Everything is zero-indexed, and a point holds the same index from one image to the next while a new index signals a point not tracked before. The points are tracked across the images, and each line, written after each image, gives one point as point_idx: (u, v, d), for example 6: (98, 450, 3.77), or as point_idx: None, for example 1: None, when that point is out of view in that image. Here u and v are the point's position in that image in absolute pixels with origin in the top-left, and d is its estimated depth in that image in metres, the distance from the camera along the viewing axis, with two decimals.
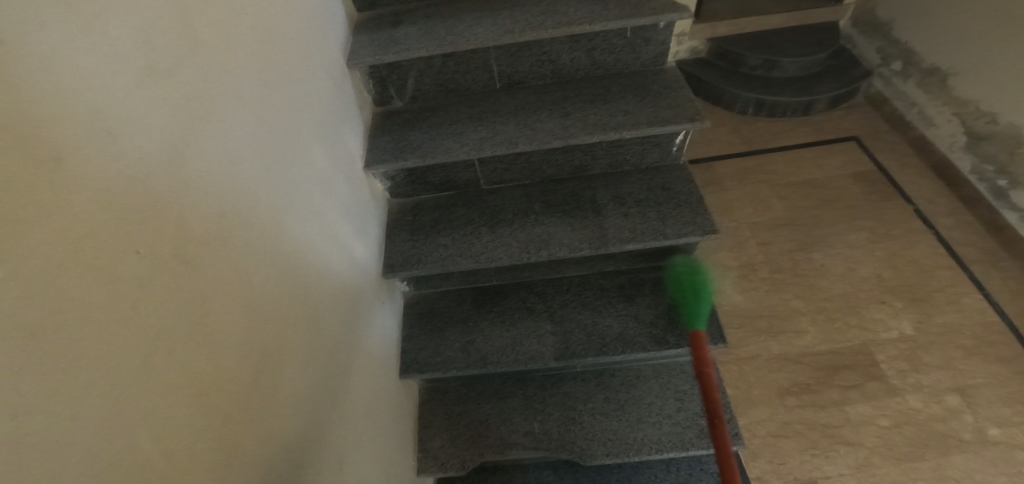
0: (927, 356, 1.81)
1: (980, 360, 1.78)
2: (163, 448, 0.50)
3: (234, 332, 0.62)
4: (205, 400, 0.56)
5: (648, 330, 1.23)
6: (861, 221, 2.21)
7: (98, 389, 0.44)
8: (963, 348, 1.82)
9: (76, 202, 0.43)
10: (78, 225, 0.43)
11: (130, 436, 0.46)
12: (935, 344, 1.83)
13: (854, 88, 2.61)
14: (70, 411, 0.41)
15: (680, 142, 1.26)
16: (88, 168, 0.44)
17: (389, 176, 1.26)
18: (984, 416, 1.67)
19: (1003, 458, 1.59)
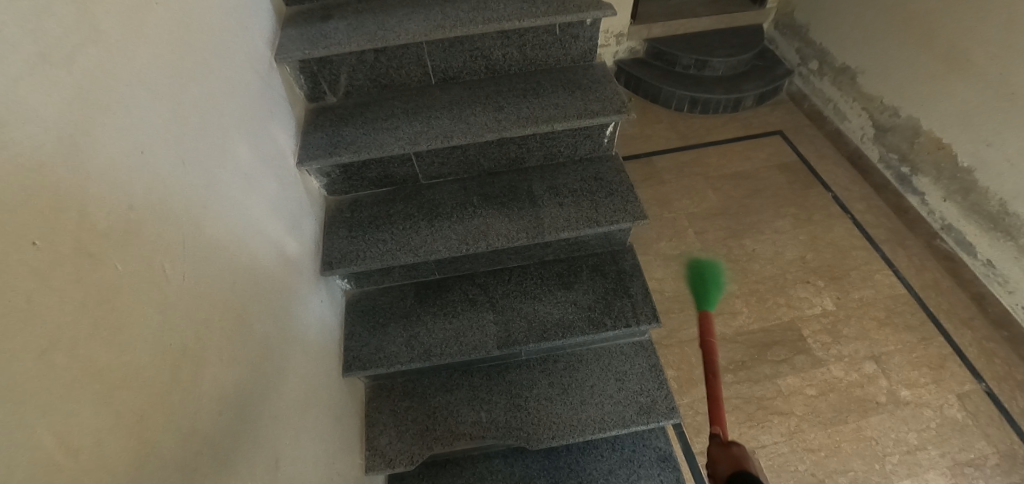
0: (846, 328, 1.97)
1: (892, 330, 1.96)
2: (68, 445, 0.49)
3: (150, 327, 0.61)
4: (115, 396, 0.55)
5: (586, 315, 1.28)
6: (786, 208, 2.37)
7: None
8: (877, 320, 1.99)
9: None
10: None
11: (29, 432, 0.45)
12: (853, 318, 2.00)
13: (776, 86, 2.80)
14: None
15: (610, 133, 1.31)
16: None
17: (325, 172, 1.24)
18: (896, 380, 1.83)
19: (913, 416, 1.75)
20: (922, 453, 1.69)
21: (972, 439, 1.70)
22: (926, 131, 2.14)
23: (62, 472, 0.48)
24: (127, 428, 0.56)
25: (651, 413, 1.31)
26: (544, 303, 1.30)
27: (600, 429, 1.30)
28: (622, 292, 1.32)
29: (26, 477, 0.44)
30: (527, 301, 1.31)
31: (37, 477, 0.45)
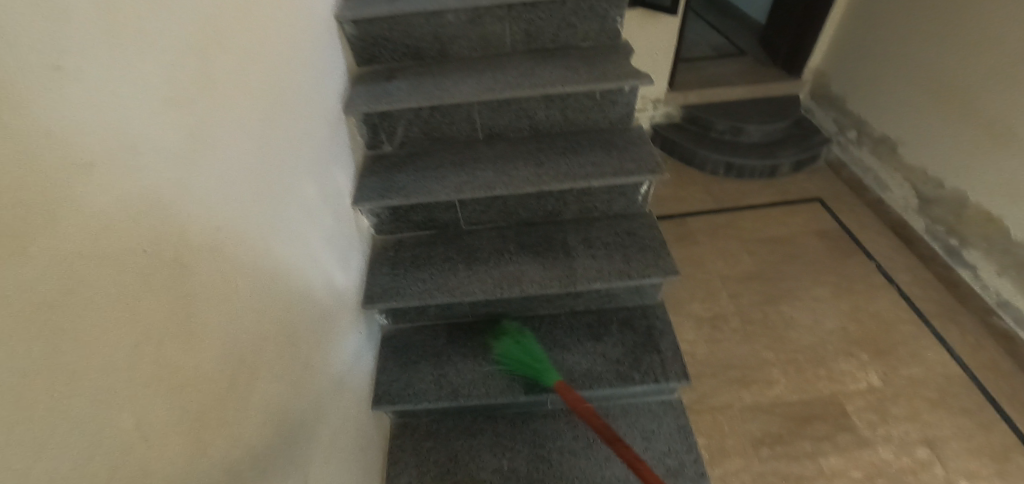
0: (894, 407, 1.88)
1: (946, 412, 1.85)
2: (142, 430, 0.56)
3: (219, 337, 0.69)
4: (184, 393, 0.62)
5: (614, 367, 1.29)
6: (825, 276, 2.33)
7: (95, 367, 0.50)
8: (929, 400, 1.88)
9: (103, 202, 0.52)
10: (103, 220, 0.51)
11: (114, 413, 0.52)
12: (901, 396, 1.90)
13: (814, 153, 2.82)
14: (67, 379, 0.47)
15: (645, 192, 1.38)
16: (115, 176, 0.53)
17: (375, 213, 1.35)
18: (954, 468, 1.72)
19: None
20: None
21: None
22: (973, 203, 2.10)
23: (133, 452, 0.54)
24: (190, 424, 0.63)
25: (678, 476, 1.28)
26: (573, 353, 1.32)
27: None
28: (651, 347, 1.33)
29: (105, 451, 0.51)
30: (557, 350, 1.33)
31: (114, 453, 0.52)
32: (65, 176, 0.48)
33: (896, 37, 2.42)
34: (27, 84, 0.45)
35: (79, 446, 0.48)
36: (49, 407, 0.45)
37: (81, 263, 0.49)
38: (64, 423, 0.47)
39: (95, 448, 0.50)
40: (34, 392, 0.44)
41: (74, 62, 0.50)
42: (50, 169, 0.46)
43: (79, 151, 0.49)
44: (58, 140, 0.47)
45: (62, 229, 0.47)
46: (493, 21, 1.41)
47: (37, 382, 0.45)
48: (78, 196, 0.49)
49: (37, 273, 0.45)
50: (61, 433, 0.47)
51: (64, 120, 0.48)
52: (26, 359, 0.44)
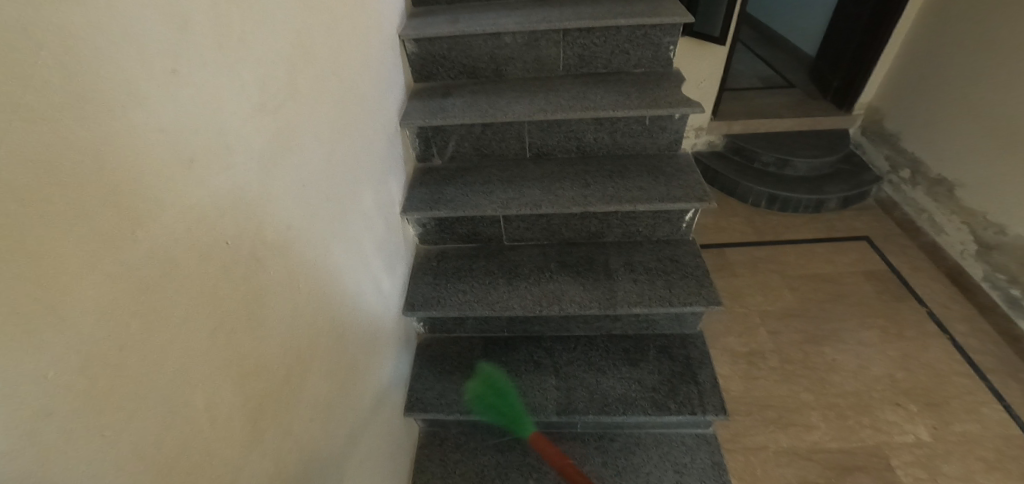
0: (945, 464, 1.77)
1: (1003, 475, 1.73)
2: (210, 410, 0.59)
3: (279, 329, 0.73)
4: (248, 378, 0.66)
5: (650, 394, 1.27)
6: (872, 319, 2.24)
7: (177, 347, 0.54)
8: (984, 461, 1.77)
9: (197, 194, 0.57)
10: (195, 211, 0.56)
11: (187, 394, 0.56)
12: (953, 454, 1.79)
13: (863, 191, 2.73)
14: (155, 353, 0.52)
15: (690, 219, 1.36)
16: (210, 172, 0.59)
17: (421, 223, 1.39)
18: None
19: None
20: None
21: None
22: None
23: (202, 428, 0.58)
24: (249, 408, 0.66)
25: None
26: (608, 376, 1.30)
27: None
28: (689, 378, 1.30)
29: (180, 424, 0.55)
30: (591, 372, 1.32)
31: (187, 426, 0.56)
32: (172, 169, 0.53)
33: (956, 78, 2.36)
34: (148, 87, 0.50)
35: (157, 418, 0.52)
36: (139, 376, 0.50)
37: (172, 250, 0.53)
38: (148, 396, 0.51)
39: (170, 420, 0.54)
40: (126, 366, 0.48)
41: (189, 68, 0.56)
42: (160, 162, 0.52)
43: (184, 148, 0.55)
44: (169, 136, 0.53)
45: (161, 218, 0.52)
46: (549, 44, 1.45)
47: (131, 354, 0.49)
48: (179, 187, 0.54)
49: (137, 257, 0.49)
50: (145, 404, 0.51)
51: (176, 119, 0.54)
52: (124, 332, 0.48)
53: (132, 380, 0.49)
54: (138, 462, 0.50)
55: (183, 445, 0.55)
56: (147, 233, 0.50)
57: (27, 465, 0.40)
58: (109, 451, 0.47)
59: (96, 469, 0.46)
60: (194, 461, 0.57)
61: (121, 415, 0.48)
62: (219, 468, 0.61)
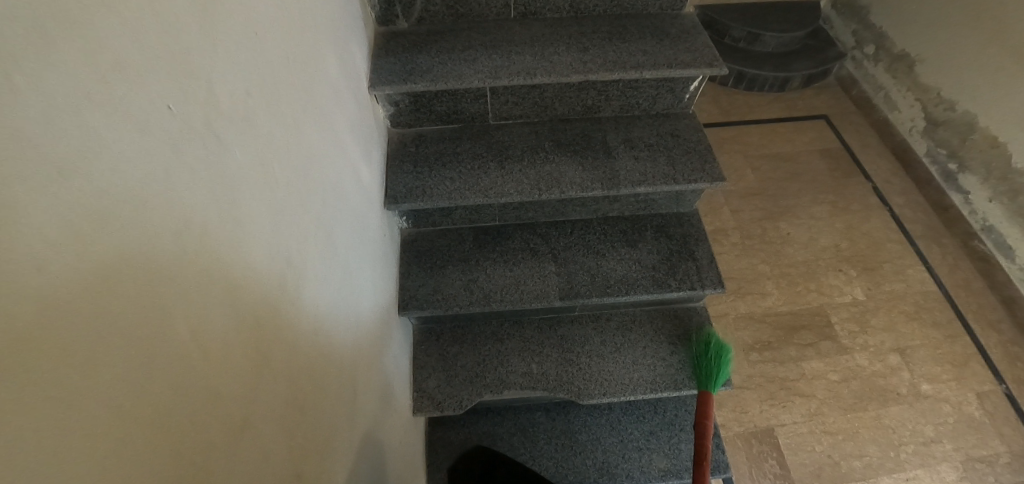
0: (874, 318, 2.03)
1: (918, 325, 2.00)
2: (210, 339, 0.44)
3: (261, 228, 0.55)
4: (247, 291, 0.51)
5: (650, 273, 1.23)
6: (823, 195, 2.37)
7: (138, 271, 0.36)
8: (905, 313, 2.04)
9: (104, 26, 0.35)
10: (109, 54, 0.36)
11: (158, 342, 0.38)
12: (881, 309, 2.05)
13: (826, 68, 2.70)
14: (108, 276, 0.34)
15: (694, 89, 1.23)
16: None
17: (393, 101, 1.17)
18: (918, 373, 1.91)
19: (932, 410, 1.84)
20: (937, 445, 1.78)
21: (986, 437, 1.78)
22: (982, 128, 2.06)
23: (196, 368, 0.42)
24: (257, 328, 0.52)
25: None
26: (608, 258, 1.25)
27: (652, 390, 1.27)
28: (687, 255, 1.27)
29: (169, 371, 0.39)
30: (591, 256, 1.25)
31: (181, 370, 0.40)
32: None
33: None
34: None
35: (135, 368, 0.35)
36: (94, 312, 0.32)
37: (87, 115, 0.33)
38: (116, 338, 0.34)
39: (154, 366, 0.37)
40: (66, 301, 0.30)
41: None
42: None
43: None
44: None
45: (56, 57, 0.31)
46: None
47: (72, 280, 0.31)
48: (73, 10, 0.33)
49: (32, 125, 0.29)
50: (115, 350, 0.34)
51: None
52: (48, 247, 0.29)
53: (75, 332, 0.31)
54: (115, 447, 0.33)
55: (171, 410, 0.39)
56: (1, 90, 0.27)
57: None
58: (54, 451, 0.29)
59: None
60: (196, 414, 0.41)
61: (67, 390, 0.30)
62: (236, 408, 0.47)
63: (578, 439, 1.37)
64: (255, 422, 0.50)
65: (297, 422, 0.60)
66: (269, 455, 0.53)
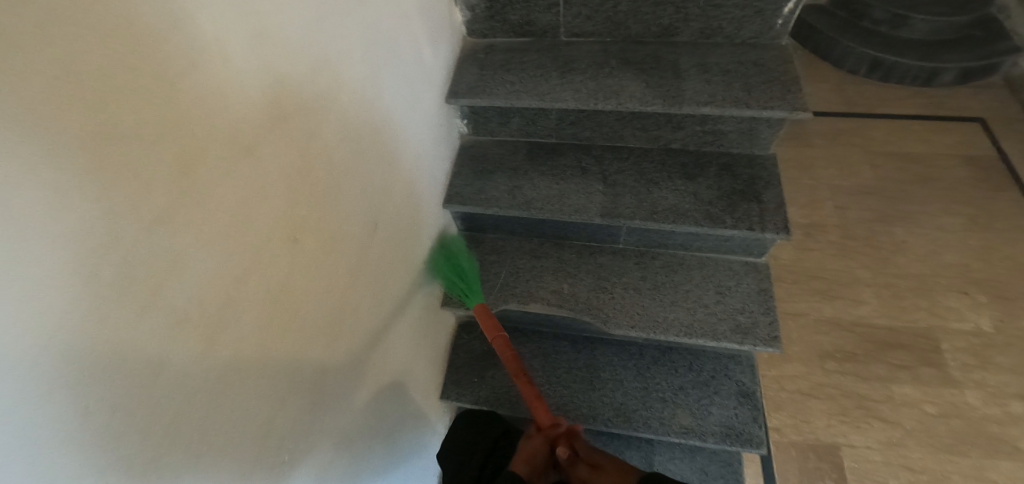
0: (999, 355, 1.75)
1: None
2: (224, 58, 0.52)
3: (293, 12, 0.62)
4: (267, 50, 0.59)
5: (704, 207, 1.16)
6: (959, 206, 2.04)
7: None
8: None
9: None
10: None
11: (160, 21, 0.45)
12: (1011, 346, 1.76)
13: (993, 63, 2.25)
14: None
15: (788, 14, 1.13)
16: None
17: (470, 5, 1.21)
18: None
19: None
20: None
21: None
22: None
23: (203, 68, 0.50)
24: (270, 88, 0.60)
25: (747, 335, 1.16)
26: (660, 187, 1.19)
27: (685, 334, 1.18)
28: (751, 196, 1.17)
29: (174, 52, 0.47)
30: (642, 182, 1.21)
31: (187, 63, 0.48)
32: None
33: None
34: None
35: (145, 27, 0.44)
36: None
37: None
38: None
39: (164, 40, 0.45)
40: None
41: None
42: None
43: None
44: None
45: None
46: None
47: None
48: None
49: None
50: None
51: None
52: None
53: None
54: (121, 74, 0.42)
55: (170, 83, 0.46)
56: None
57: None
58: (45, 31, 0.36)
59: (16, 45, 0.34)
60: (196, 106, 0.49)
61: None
62: (236, 133, 0.55)
63: (601, 376, 1.31)
64: (254, 159, 0.58)
65: (298, 198, 0.67)
66: (264, 200, 0.60)
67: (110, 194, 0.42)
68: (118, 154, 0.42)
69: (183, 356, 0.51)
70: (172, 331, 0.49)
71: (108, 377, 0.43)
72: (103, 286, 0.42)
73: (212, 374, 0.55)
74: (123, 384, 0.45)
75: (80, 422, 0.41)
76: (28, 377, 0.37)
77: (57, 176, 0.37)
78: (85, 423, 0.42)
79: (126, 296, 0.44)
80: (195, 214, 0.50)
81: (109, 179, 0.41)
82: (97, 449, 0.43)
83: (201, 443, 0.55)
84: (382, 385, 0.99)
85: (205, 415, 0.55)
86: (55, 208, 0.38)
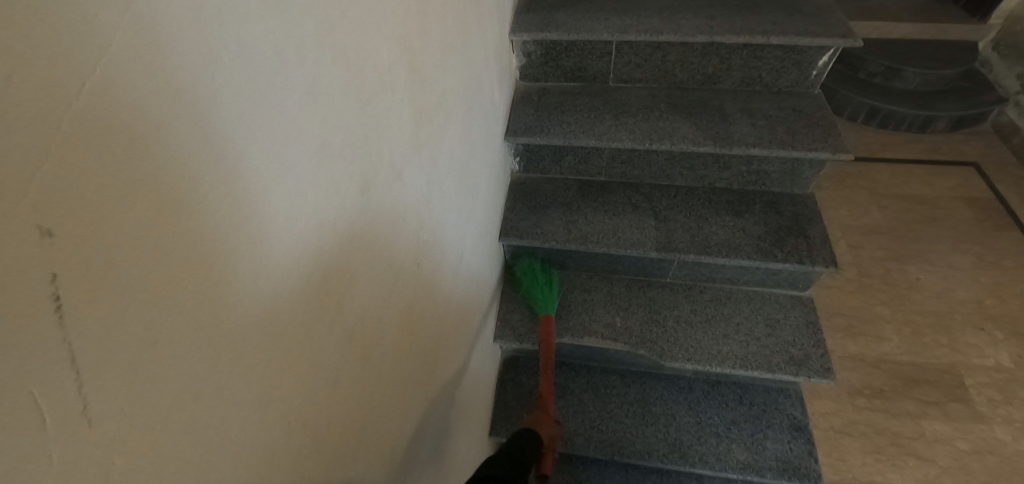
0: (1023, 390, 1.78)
1: None
2: (392, 88, 0.58)
3: (427, 54, 0.68)
4: (415, 85, 0.64)
5: (755, 242, 1.20)
6: (966, 245, 2.14)
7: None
8: None
9: None
10: None
11: (356, 61, 0.49)
12: None
13: (981, 112, 2.43)
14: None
15: (824, 64, 1.22)
16: None
17: (527, 51, 1.29)
18: None
19: None
20: None
21: None
22: None
23: (375, 100, 0.54)
24: (415, 117, 0.65)
25: (801, 366, 1.18)
26: (710, 222, 1.25)
27: (741, 366, 1.19)
28: (797, 231, 1.22)
29: (362, 87, 0.51)
30: (692, 218, 1.26)
31: (367, 96, 0.52)
32: None
33: None
34: None
35: (348, 66, 0.48)
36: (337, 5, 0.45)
37: None
38: (344, 35, 0.47)
39: (358, 75, 0.50)
40: None
41: None
42: None
43: None
44: None
45: None
46: None
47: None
48: None
49: None
50: (338, 41, 0.46)
51: None
52: None
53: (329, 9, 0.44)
54: (334, 108, 0.46)
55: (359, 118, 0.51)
56: None
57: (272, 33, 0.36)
58: (296, 57, 0.40)
59: (282, 78, 0.38)
60: (372, 136, 0.53)
61: (315, 25, 0.42)
62: (392, 162, 0.58)
63: (653, 410, 1.31)
64: (401, 186, 0.61)
65: (424, 222, 0.70)
66: (404, 225, 0.63)
67: (319, 215, 0.45)
68: (326, 182, 0.45)
69: (349, 372, 0.52)
70: (346, 347, 0.51)
71: (302, 391, 0.45)
72: (309, 300, 0.45)
73: (364, 392, 0.56)
74: (310, 398, 0.46)
75: (283, 434, 0.43)
76: (256, 381, 0.39)
77: (291, 189, 0.41)
78: (286, 433, 0.43)
79: (321, 310, 0.46)
80: (366, 233, 0.53)
81: (320, 198, 0.45)
82: (290, 463, 0.44)
83: (355, 462, 0.56)
84: (459, 416, 0.98)
85: (358, 434, 0.56)
86: (287, 219, 0.41)
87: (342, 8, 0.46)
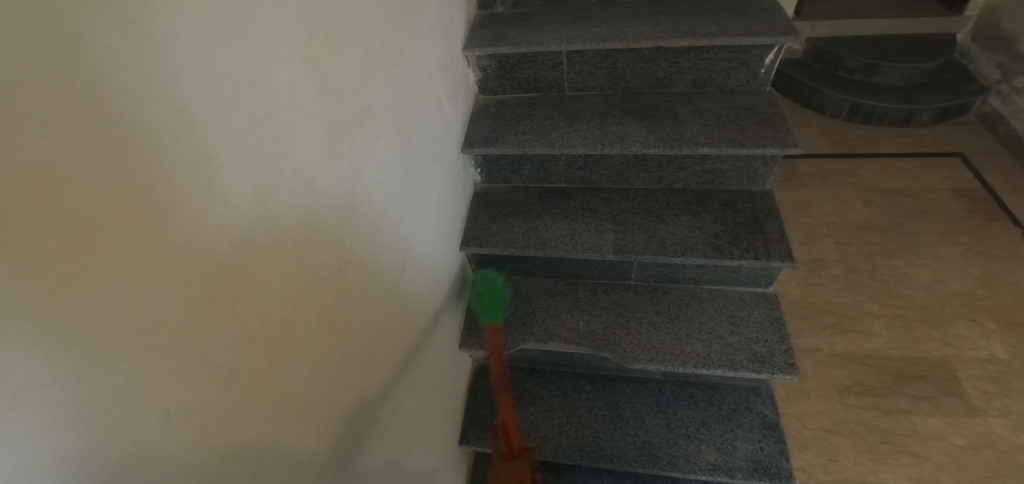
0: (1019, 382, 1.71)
1: None
2: (296, 103, 0.61)
3: (345, 72, 0.72)
4: (327, 101, 0.68)
5: (711, 240, 1.21)
6: (954, 236, 2.10)
7: (254, 18, 0.54)
8: None
9: None
10: None
11: (247, 79, 0.53)
12: None
13: (963, 102, 2.42)
14: (233, 16, 0.51)
15: (771, 62, 1.24)
16: None
17: (482, 66, 1.33)
18: None
19: None
20: None
21: None
22: None
23: (275, 114, 0.58)
24: (329, 133, 0.68)
25: (764, 363, 1.17)
26: (668, 223, 1.26)
27: (703, 365, 1.19)
28: (754, 229, 1.22)
29: (257, 101, 0.55)
30: (650, 220, 1.27)
31: (264, 109, 0.56)
32: None
33: None
34: None
35: (238, 80, 0.52)
36: (219, 29, 0.49)
37: None
38: (231, 56, 0.51)
39: (251, 89, 0.54)
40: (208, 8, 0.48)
41: None
42: None
43: None
44: None
45: None
46: None
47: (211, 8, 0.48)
48: None
49: None
50: (223, 60, 0.50)
51: None
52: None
53: (209, 32, 0.48)
54: (222, 120, 0.50)
55: (253, 129, 0.54)
56: None
57: (136, 54, 0.41)
58: (169, 76, 0.44)
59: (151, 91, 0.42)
60: (269, 146, 0.57)
61: (192, 47, 0.46)
62: (301, 172, 0.62)
63: (621, 414, 1.31)
64: (314, 194, 0.65)
65: (347, 230, 0.72)
66: (318, 233, 0.66)
67: (204, 219, 0.48)
68: (213, 188, 0.49)
69: (247, 371, 0.55)
70: (241, 347, 0.54)
71: (190, 384, 0.47)
72: (197, 299, 0.48)
73: (270, 392, 0.59)
74: (200, 392, 0.49)
75: (169, 423, 0.46)
76: (132, 371, 0.42)
77: (166, 193, 0.44)
78: (171, 423, 0.46)
79: (211, 306, 0.49)
80: (265, 238, 0.56)
81: (204, 201, 0.48)
82: (177, 453, 0.47)
83: (259, 460, 0.57)
84: (413, 425, 0.99)
85: (261, 434, 0.58)
86: (161, 223, 0.44)
87: (224, 33, 0.50)
